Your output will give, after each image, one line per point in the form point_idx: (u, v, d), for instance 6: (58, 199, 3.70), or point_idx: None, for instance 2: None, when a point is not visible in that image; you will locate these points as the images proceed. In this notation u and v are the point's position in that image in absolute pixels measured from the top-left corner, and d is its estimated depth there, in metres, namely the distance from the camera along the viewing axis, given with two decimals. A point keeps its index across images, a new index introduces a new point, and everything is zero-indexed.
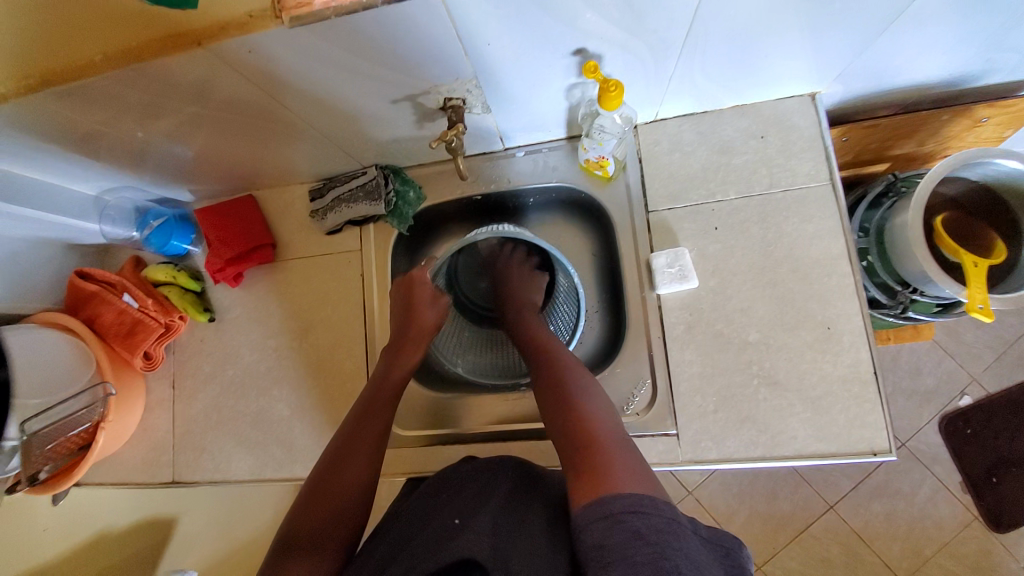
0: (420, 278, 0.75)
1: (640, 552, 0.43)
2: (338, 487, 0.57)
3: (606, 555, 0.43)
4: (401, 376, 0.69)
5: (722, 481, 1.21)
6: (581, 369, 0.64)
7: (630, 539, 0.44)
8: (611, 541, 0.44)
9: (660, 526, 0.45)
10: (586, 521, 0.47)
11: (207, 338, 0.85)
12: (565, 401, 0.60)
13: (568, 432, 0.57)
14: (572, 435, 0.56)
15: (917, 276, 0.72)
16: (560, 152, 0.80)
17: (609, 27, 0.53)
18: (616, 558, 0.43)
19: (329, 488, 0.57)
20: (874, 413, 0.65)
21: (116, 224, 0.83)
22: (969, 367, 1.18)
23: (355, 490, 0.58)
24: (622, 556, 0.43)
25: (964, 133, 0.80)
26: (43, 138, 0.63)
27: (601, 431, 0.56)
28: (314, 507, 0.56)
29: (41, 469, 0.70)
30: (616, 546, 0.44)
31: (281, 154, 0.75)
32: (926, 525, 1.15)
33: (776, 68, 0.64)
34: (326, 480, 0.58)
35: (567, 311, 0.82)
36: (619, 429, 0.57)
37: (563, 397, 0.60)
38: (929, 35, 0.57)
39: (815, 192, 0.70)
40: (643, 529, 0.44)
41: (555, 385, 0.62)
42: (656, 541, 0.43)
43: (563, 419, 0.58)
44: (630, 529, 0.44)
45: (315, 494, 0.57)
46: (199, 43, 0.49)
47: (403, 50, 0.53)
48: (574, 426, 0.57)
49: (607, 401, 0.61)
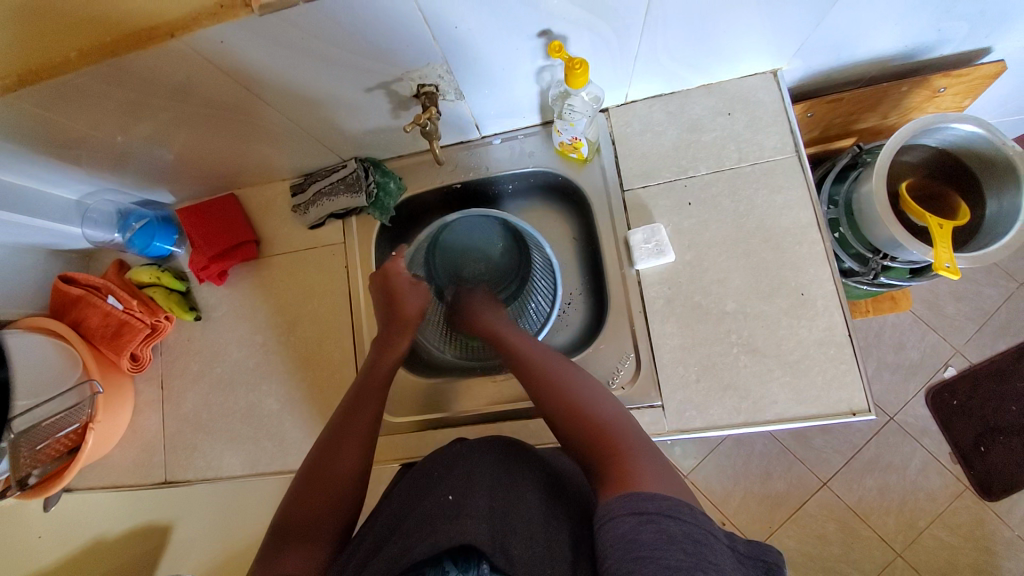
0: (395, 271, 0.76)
1: (675, 558, 0.40)
2: (329, 478, 0.57)
3: (638, 550, 0.41)
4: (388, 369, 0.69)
5: (717, 464, 1.22)
6: (585, 378, 0.62)
7: (666, 543, 0.41)
8: (645, 539, 0.41)
9: (696, 537, 0.42)
10: (616, 512, 0.44)
11: (195, 337, 0.85)
12: (574, 411, 0.57)
13: (584, 439, 0.54)
14: (589, 440, 0.54)
15: (886, 242, 0.74)
16: (536, 137, 0.82)
17: (573, 8, 0.55)
18: (649, 556, 0.40)
19: (321, 479, 0.57)
20: (849, 373, 0.66)
21: (97, 226, 0.83)
22: (952, 340, 1.21)
23: (347, 480, 0.58)
24: (654, 556, 0.40)
25: (925, 104, 0.82)
26: (21, 142, 0.64)
27: (620, 434, 0.54)
28: (307, 497, 0.56)
29: (31, 473, 0.71)
30: (649, 545, 0.41)
31: (262, 151, 0.76)
32: (918, 496, 1.17)
33: (737, 44, 0.66)
34: (318, 471, 0.58)
35: (543, 283, 0.83)
36: (637, 432, 0.55)
37: (572, 403, 0.58)
38: (879, 7, 0.60)
39: (783, 163, 0.73)
40: (677, 532, 0.42)
41: (563, 391, 0.59)
42: (692, 551, 0.41)
43: (574, 425, 0.56)
44: (666, 532, 0.42)
45: (307, 484, 0.57)
46: (171, 35, 0.50)
47: (372, 35, 0.54)
48: (592, 435, 0.54)
49: (616, 404, 0.59)
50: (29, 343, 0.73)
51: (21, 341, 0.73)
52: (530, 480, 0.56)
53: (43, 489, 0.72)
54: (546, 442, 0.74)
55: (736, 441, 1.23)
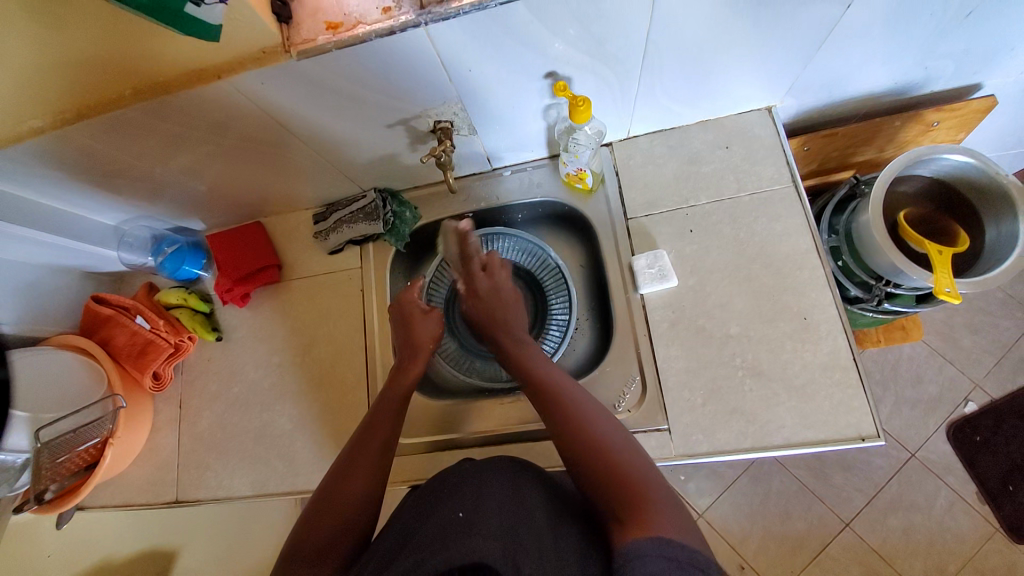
0: (408, 299, 0.79)
1: None
2: (338, 503, 0.57)
3: None
4: (406, 387, 0.71)
5: (733, 501, 1.18)
6: (599, 411, 0.61)
7: None
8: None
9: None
10: (645, 551, 0.45)
11: (215, 357, 0.88)
12: (592, 441, 0.57)
13: (595, 475, 0.54)
14: (601, 475, 0.54)
15: (888, 269, 0.75)
16: (544, 169, 0.87)
17: (576, 53, 0.60)
18: None
19: (329, 503, 0.57)
20: (856, 398, 0.66)
21: (132, 249, 0.90)
22: (969, 373, 1.19)
23: (354, 505, 0.58)
24: None
25: (920, 137, 0.85)
26: (72, 172, 0.70)
27: (632, 472, 0.53)
28: (317, 521, 0.56)
29: (47, 489, 0.72)
30: None
31: (287, 182, 0.82)
32: (946, 538, 1.11)
33: (732, 84, 0.71)
34: (328, 496, 0.58)
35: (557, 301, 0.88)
36: (652, 469, 0.55)
37: (585, 434, 0.58)
38: (863, 49, 0.65)
39: (780, 193, 0.76)
40: None
41: (577, 423, 0.59)
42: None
43: (589, 459, 0.56)
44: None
45: (318, 509, 0.57)
46: (219, 76, 0.56)
47: (395, 78, 0.60)
48: (606, 472, 0.54)
49: (632, 438, 0.59)
50: (36, 362, 0.77)
51: (30, 360, 0.77)
52: (535, 500, 0.56)
53: (57, 505, 0.73)
54: (554, 465, 0.74)
55: (752, 477, 1.20)
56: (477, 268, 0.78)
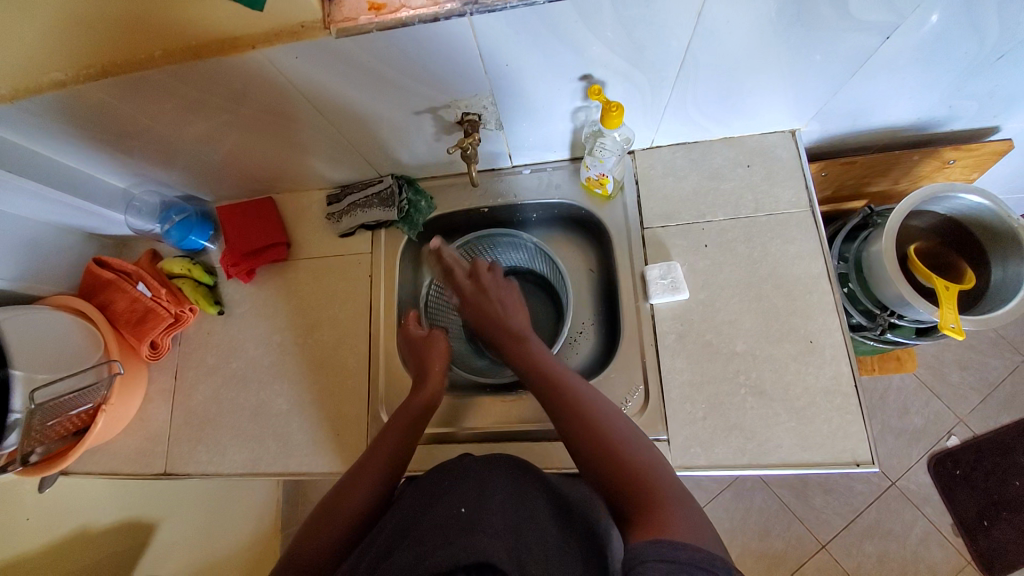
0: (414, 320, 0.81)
1: None
2: (340, 507, 0.58)
3: None
4: (427, 402, 0.70)
5: (714, 515, 1.20)
6: (604, 411, 0.61)
7: None
8: None
9: None
10: (646, 555, 0.43)
11: (214, 331, 0.87)
12: (600, 445, 0.57)
13: (607, 481, 0.54)
14: (615, 480, 0.54)
15: (894, 300, 0.76)
16: (564, 171, 0.87)
17: (614, 58, 0.60)
18: None
19: (331, 510, 0.58)
20: (855, 424, 0.67)
21: (139, 214, 0.87)
22: (955, 409, 1.21)
23: (353, 513, 0.58)
24: None
25: (935, 174, 0.86)
26: (88, 130, 0.68)
27: (645, 473, 0.53)
28: (318, 525, 0.57)
29: (33, 451, 0.70)
30: None
31: (303, 160, 0.81)
32: (919, 568, 1.13)
33: (759, 105, 0.72)
34: (332, 501, 0.59)
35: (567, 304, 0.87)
36: (663, 470, 0.54)
37: (592, 437, 0.57)
38: (894, 81, 0.65)
39: (798, 217, 0.76)
40: None
41: (581, 427, 0.59)
42: None
43: (598, 462, 0.56)
44: None
45: (321, 513, 0.58)
46: (253, 45, 0.55)
47: (432, 64, 0.59)
48: (618, 476, 0.54)
49: (642, 441, 0.58)
50: (27, 320, 0.73)
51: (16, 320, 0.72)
52: (539, 506, 0.56)
53: (42, 468, 0.73)
54: (551, 467, 0.74)
55: (734, 493, 1.21)
56: (465, 275, 0.79)
